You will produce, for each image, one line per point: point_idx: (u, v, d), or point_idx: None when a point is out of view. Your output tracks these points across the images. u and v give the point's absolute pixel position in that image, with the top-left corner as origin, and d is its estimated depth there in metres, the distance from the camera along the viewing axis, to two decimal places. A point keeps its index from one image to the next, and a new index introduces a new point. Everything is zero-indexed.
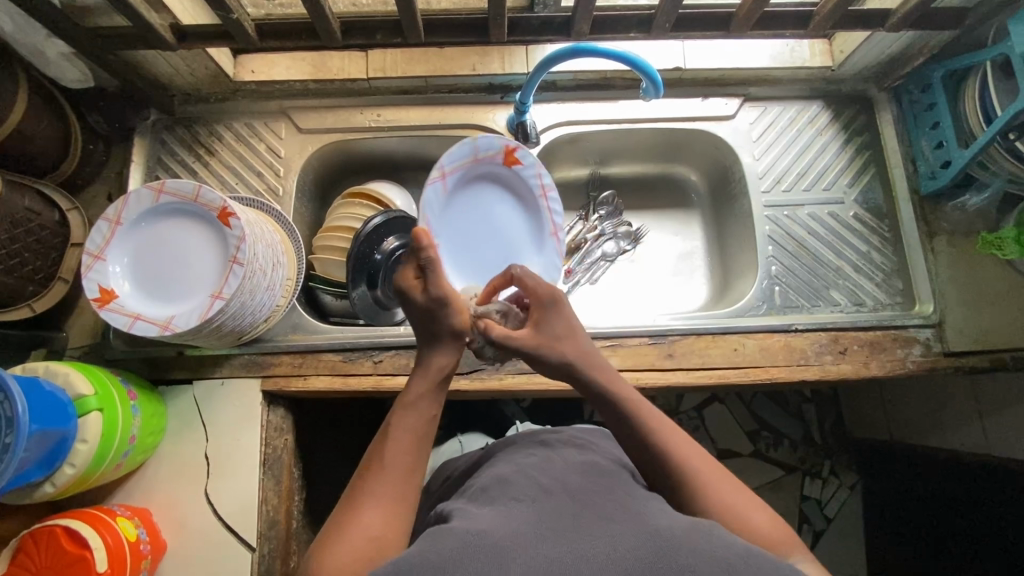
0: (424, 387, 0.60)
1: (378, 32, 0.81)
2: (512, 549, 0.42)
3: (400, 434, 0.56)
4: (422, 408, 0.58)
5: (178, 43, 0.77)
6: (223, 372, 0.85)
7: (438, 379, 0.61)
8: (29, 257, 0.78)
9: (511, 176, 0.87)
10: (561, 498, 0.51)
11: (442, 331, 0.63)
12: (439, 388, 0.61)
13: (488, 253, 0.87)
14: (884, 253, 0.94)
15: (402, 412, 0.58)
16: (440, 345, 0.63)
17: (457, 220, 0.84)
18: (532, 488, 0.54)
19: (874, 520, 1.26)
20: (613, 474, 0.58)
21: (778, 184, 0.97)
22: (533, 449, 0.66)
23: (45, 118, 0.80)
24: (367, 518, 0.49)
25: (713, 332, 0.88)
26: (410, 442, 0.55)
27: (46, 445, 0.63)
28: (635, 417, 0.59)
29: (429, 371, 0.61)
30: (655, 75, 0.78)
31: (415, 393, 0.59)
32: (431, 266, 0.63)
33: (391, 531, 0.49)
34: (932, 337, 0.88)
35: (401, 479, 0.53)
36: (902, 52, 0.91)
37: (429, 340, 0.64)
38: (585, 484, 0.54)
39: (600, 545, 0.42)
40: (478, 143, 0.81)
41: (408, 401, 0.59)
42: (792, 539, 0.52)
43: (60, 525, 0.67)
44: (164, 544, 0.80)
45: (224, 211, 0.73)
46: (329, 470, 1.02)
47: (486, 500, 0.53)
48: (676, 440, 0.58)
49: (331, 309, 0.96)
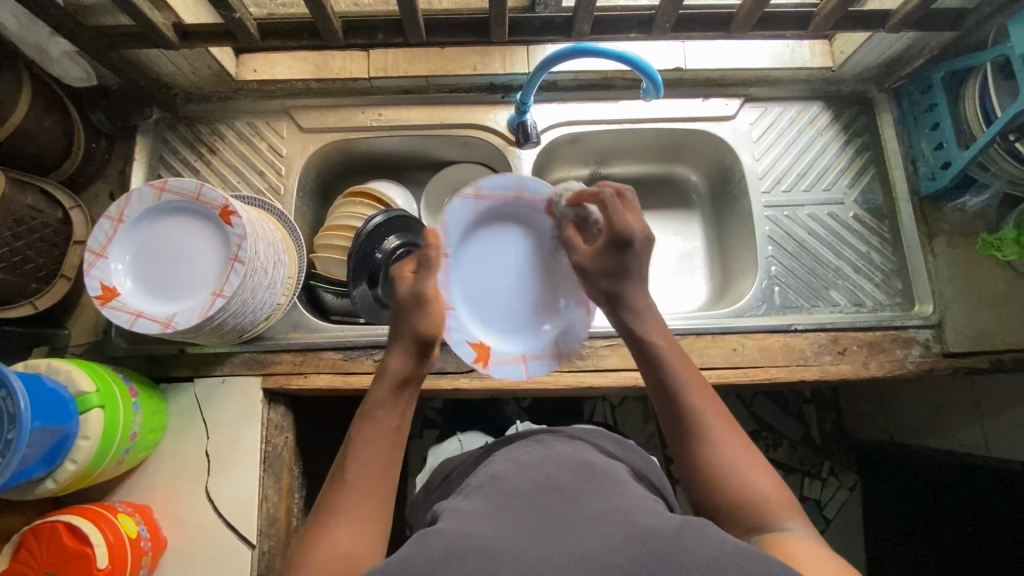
0: (382, 396, 0.59)
1: (380, 32, 0.81)
2: (507, 549, 0.42)
3: (363, 448, 0.56)
4: (382, 418, 0.58)
5: (180, 42, 0.77)
6: (224, 370, 0.85)
7: (397, 383, 0.60)
8: (32, 255, 0.78)
9: (551, 223, 0.81)
10: (555, 497, 0.51)
11: (404, 330, 0.62)
12: (400, 393, 0.60)
13: (506, 297, 0.81)
14: (884, 254, 0.95)
15: (362, 426, 0.57)
16: (398, 349, 0.62)
17: (479, 250, 0.80)
18: (527, 486, 0.54)
19: (874, 520, 1.26)
20: (607, 474, 0.59)
21: (778, 184, 0.97)
22: (530, 447, 0.66)
23: (48, 116, 0.81)
24: (337, 536, 0.49)
25: (712, 332, 0.88)
26: (373, 454, 0.55)
27: (48, 441, 0.64)
28: (665, 360, 0.62)
29: (387, 377, 0.60)
30: (655, 75, 0.78)
31: (375, 401, 0.59)
32: (427, 264, 0.65)
33: (362, 547, 0.50)
34: (931, 338, 0.89)
35: (370, 492, 0.53)
36: (902, 53, 0.92)
37: (392, 341, 0.63)
38: (577, 483, 0.55)
39: (591, 545, 0.42)
40: (523, 181, 0.80)
41: (367, 412, 0.58)
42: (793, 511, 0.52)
43: (62, 521, 0.68)
44: (165, 541, 0.80)
45: (226, 210, 0.74)
46: (329, 468, 1.02)
47: (483, 498, 0.54)
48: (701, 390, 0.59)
49: (332, 308, 0.97)
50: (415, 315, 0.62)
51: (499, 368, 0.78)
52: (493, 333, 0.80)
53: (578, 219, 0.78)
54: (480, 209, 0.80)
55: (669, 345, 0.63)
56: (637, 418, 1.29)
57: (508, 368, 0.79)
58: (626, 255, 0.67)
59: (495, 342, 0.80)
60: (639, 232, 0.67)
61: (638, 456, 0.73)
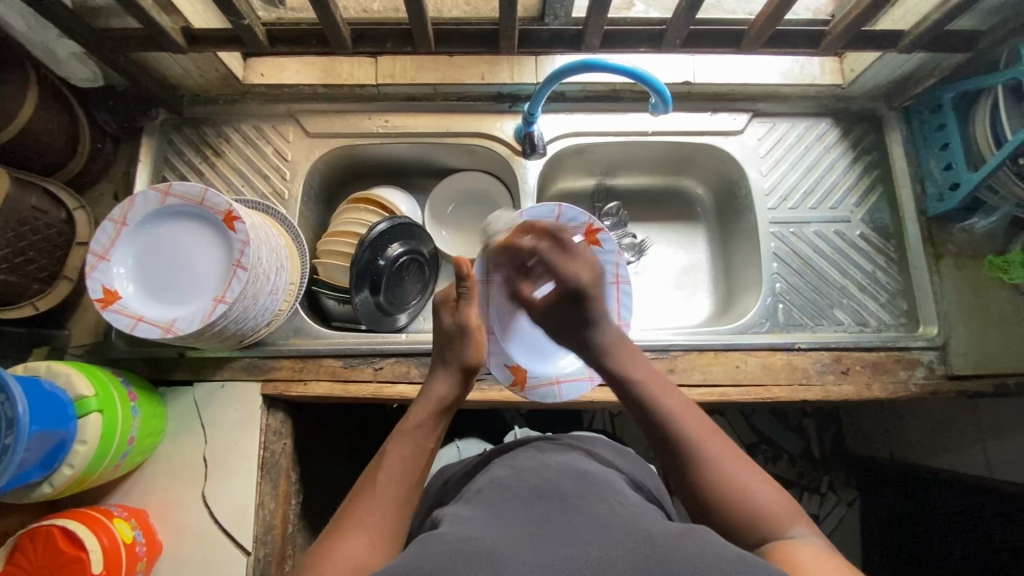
0: (421, 418, 0.61)
1: (389, 40, 0.81)
2: (506, 557, 0.42)
3: (393, 460, 0.56)
4: (419, 437, 0.59)
5: (188, 46, 0.77)
6: (224, 375, 0.85)
7: (439, 408, 0.62)
8: (34, 255, 0.78)
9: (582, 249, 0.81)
10: (554, 504, 0.51)
11: (452, 361, 0.66)
12: (439, 417, 0.62)
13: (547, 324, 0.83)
14: (890, 274, 0.94)
15: (399, 441, 0.58)
16: (444, 374, 0.65)
17: None
18: (526, 492, 0.54)
19: (871, 536, 1.26)
20: (605, 481, 0.58)
21: (785, 202, 0.97)
22: (529, 454, 0.66)
23: (54, 116, 0.80)
24: (355, 542, 0.49)
25: (716, 348, 0.88)
26: (403, 470, 0.56)
27: (46, 446, 0.63)
28: (647, 389, 0.63)
29: (432, 400, 0.63)
30: (664, 91, 0.78)
31: (415, 420, 0.60)
32: (468, 295, 0.69)
33: (375, 554, 0.49)
34: (936, 359, 0.88)
35: (391, 504, 0.53)
36: (912, 73, 0.91)
37: (437, 367, 0.67)
38: (576, 489, 0.54)
39: (591, 552, 0.42)
40: (561, 209, 0.80)
41: (405, 430, 0.60)
42: (788, 511, 0.53)
43: (57, 525, 0.68)
44: (161, 545, 0.80)
45: (230, 215, 0.74)
46: (328, 473, 1.02)
47: (480, 504, 0.53)
48: (686, 410, 0.61)
49: (336, 314, 0.96)
50: (461, 346, 0.67)
51: (535, 392, 0.81)
52: (527, 356, 0.82)
53: (517, 267, 0.73)
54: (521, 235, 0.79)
55: (648, 376, 0.65)
56: (636, 428, 1.29)
57: (544, 392, 0.82)
58: (582, 309, 0.68)
59: (530, 364, 0.82)
60: (589, 280, 0.69)
61: (636, 466, 0.72)
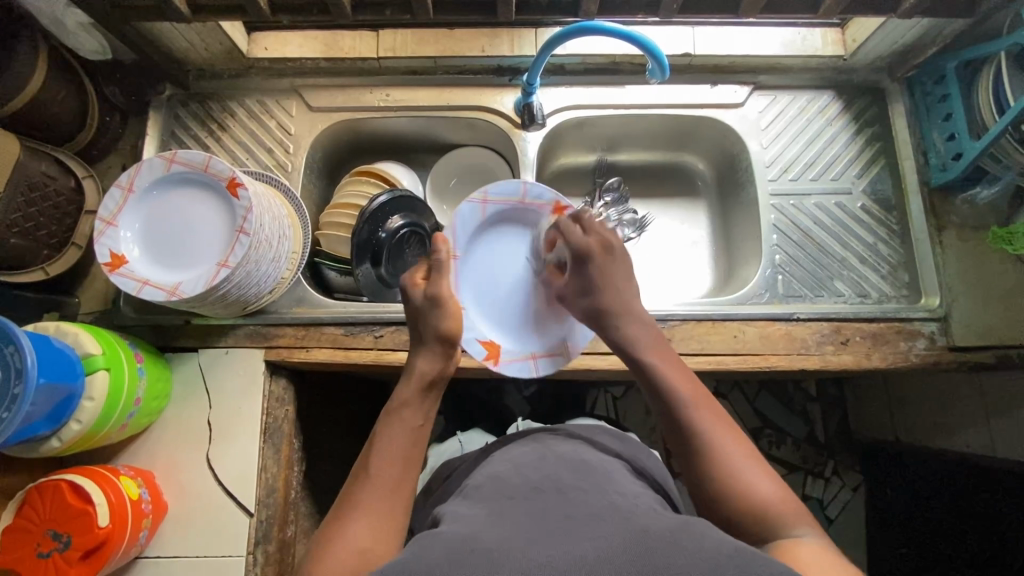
0: (408, 395, 0.61)
1: (389, 9, 0.82)
2: (504, 552, 0.42)
3: (384, 445, 0.57)
4: (406, 418, 0.59)
5: (192, 16, 0.79)
6: (228, 341, 0.87)
7: (425, 385, 0.62)
8: (44, 222, 0.80)
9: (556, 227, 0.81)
10: (554, 500, 0.52)
11: (428, 335, 0.64)
12: (426, 394, 0.62)
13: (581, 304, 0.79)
14: (891, 245, 0.94)
15: (387, 424, 0.59)
16: (426, 351, 0.64)
17: (486, 256, 0.81)
18: (524, 486, 0.55)
19: (877, 520, 1.25)
20: (604, 472, 0.60)
21: (785, 173, 0.96)
22: (528, 446, 0.67)
23: (63, 88, 0.82)
24: (355, 530, 0.50)
25: (714, 318, 0.88)
26: (395, 451, 0.57)
27: (54, 400, 0.65)
28: (659, 372, 0.61)
29: (416, 377, 0.62)
30: (662, 57, 0.78)
31: (400, 400, 0.61)
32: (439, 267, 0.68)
33: (379, 543, 0.50)
34: (937, 330, 0.88)
35: (387, 487, 0.54)
36: (914, 42, 0.91)
37: (418, 344, 0.65)
38: (575, 484, 0.55)
39: (590, 550, 0.42)
40: (527, 187, 0.80)
41: (392, 411, 0.60)
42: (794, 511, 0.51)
43: (65, 479, 0.69)
44: (166, 505, 0.82)
45: (232, 181, 0.75)
46: (329, 444, 1.03)
47: (482, 500, 0.54)
48: (693, 392, 0.59)
49: (336, 286, 0.97)
50: (434, 317, 0.65)
51: (511, 366, 0.78)
52: (506, 333, 0.80)
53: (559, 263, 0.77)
54: (485, 213, 0.80)
55: (660, 357, 0.63)
56: (638, 410, 1.29)
57: (519, 367, 0.78)
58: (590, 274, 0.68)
59: (506, 342, 0.79)
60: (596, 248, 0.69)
61: (639, 452, 0.73)
